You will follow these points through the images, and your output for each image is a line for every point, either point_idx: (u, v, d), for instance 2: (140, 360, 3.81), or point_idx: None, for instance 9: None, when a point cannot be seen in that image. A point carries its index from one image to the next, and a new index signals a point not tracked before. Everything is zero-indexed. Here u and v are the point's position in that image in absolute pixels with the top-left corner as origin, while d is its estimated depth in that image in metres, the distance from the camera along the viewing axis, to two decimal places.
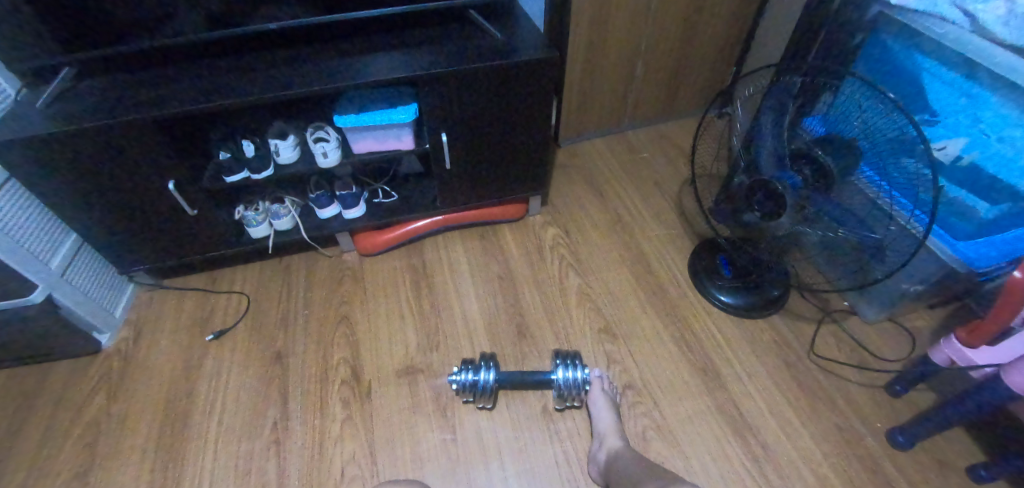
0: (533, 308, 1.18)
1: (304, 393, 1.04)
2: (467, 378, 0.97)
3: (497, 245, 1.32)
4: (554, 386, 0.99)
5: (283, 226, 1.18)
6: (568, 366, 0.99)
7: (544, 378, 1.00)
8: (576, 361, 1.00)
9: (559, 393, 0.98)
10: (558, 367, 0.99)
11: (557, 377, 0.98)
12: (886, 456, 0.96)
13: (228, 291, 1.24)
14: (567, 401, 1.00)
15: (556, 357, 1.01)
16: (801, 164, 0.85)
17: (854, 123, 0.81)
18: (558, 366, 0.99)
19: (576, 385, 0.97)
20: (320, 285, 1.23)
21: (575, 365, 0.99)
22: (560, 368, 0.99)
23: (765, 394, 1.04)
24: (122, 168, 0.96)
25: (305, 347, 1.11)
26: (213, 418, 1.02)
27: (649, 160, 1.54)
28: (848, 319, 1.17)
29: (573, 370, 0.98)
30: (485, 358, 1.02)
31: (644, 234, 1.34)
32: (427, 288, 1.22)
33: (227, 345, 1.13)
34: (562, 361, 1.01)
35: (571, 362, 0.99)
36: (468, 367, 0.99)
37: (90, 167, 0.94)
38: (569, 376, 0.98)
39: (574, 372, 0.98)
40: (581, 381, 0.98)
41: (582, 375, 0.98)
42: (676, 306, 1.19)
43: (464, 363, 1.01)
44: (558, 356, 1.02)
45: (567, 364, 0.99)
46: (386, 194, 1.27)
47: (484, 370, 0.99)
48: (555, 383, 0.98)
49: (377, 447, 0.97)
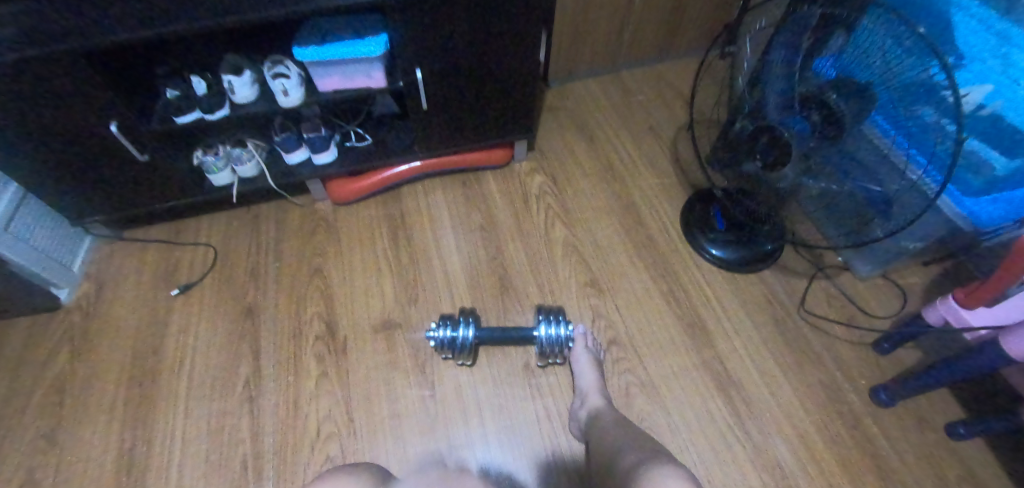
0: (517, 261, 1.13)
1: (276, 350, 1.00)
2: (446, 335, 0.93)
3: (479, 193, 1.24)
4: (536, 343, 0.95)
5: (247, 172, 1.10)
6: (551, 322, 0.95)
7: (526, 335, 0.96)
8: (559, 317, 0.96)
9: (541, 350, 0.95)
10: (540, 323, 0.95)
11: (537, 333, 0.95)
12: (867, 413, 0.96)
13: (193, 242, 1.16)
14: (549, 358, 0.97)
15: (538, 313, 0.97)
16: (811, 109, 0.77)
17: (874, 64, 0.70)
18: (540, 322, 0.95)
19: (558, 342, 0.94)
20: (291, 236, 1.16)
21: (559, 321, 0.95)
22: (543, 324, 0.95)
23: (752, 351, 1.02)
24: (56, 107, 0.85)
25: (276, 302, 1.06)
26: (183, 376, 0.98)
27: (644, 103, 1.44)
28: (841, 275, 1.13)
29: (556, 327, 0.95)
30: (464, 313, 0.98)
31: (635, 183, 1.26)
32: (404, 239, 1.16)
33: (195, 299, 1.08)
34: (545, 317, 0.96)
35: (554, 318, 0.95)
36: (446, 322, 0.95)
37: (18, 106, 0.83)
38: (553, 332, 0.94)
39: (557, 329, 0.94)
40: (566, 338, 0.94)
41: (566, 333, 0.94)
42: (666, 259, 1.14)
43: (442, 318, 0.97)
44: (541, 312, 0.98)
45: (550, 320, 0.95)
46: (358, 137, 1.17)
47: (463, 326, 0.94)
48: (537, 339, 0.95)
49: (354, 404, 0.94)
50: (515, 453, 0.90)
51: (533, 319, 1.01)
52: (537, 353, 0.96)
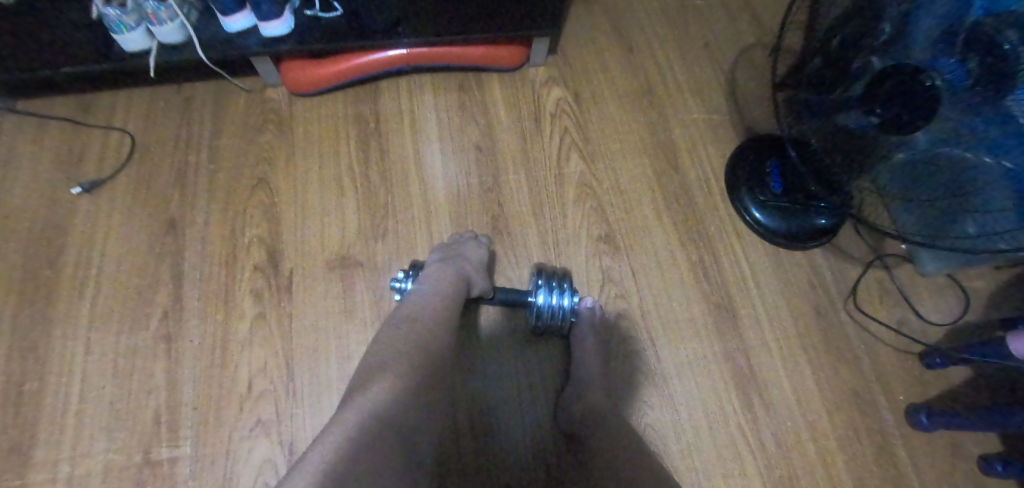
0: (518, 199, 0.90)
1: (204, 278, 0.80)
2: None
3: (479, 102, 0.97)
4: (531, 311, 0.75)
5: (169, 37, 0.82)
6: (552, 287, 0.74)
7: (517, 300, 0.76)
8: (562, 281, 0.75)
9: (537, 322, 0.76)
10: (538, 288, 0.74)
11: (532, 298, 0.75)
12: (898, 433, 0.82)
13: (105, 124, 0.90)
14: (544, 333, 0.78)
15: (538, 275, 0.76)
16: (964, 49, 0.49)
17: None
18: (538, 286, 0.75)
19: (560, 316, 0.75)
20: (231, 131, 0.90)
21: (562, 287, 0.75)
22: (542, 290, 0.74)
23: (783, 346, 0.85)
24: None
25: (207, 217, 0.83)
26: (84, 299, 0.78)
27: (703, 9, 1.12)
28: (901, 266, 0.94)
29: (559, 296, 0.75)
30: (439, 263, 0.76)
31: (677, 115, 1.00)
32: (377, 153, 0.91)
33: (104, 199, 0.85)
34: (543, 278, 0.76)
35: (558, 285, 0.75)
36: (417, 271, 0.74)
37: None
38: (554, 300, 0.74)
39: (560, 297, 0.74)
40: (569, 311, 0.75)
41: (570, 305, 0.75)
42: (700, 219, 0.92)
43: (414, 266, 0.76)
44: (539, 273, 0.77)
45: (552, 286, 0.75)
46: (324, 6, 0.87)
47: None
48: (533, 307, 0.75)
49: (295, 358, 0.76)
50: (491, 439, 0.75)
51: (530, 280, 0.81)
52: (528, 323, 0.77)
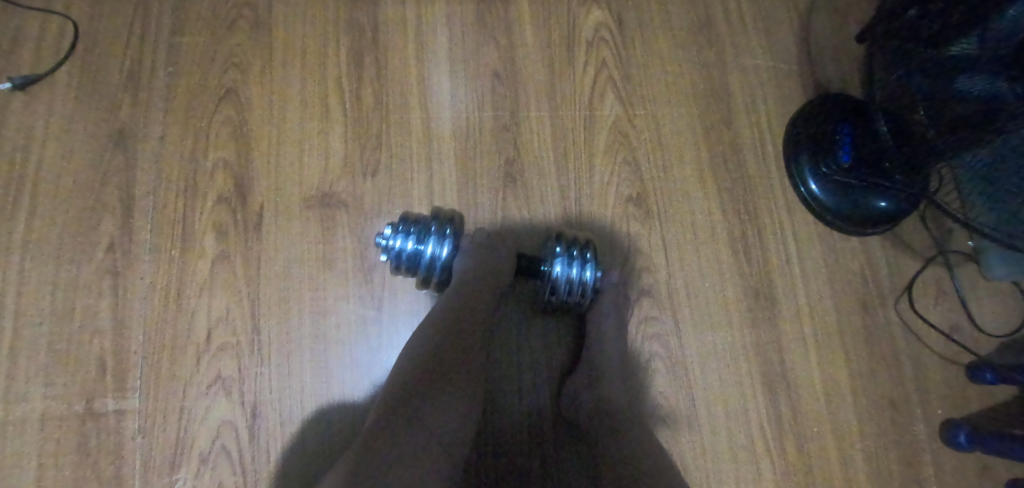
0: (538, 143, 0.75)
1: (158, 207, 0.67)
2: (406, 250, 0.60)
3: (501, 17, 0.79)
4: (544, 284, 0.62)
5: None
6: (573, 258, 0.61)
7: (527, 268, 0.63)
8: (585, 249, 0.62)
9: (551, 298, 0.63)
10: (556, 257, 0.61)
11: (548, 268, 0.61)
12: (930, 449, 0.74)
13: (42, 5, 0.73)
14: (556, 307, 0.66)
15: (556, 240, 0.62)
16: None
17: None
18: (557, 255, 0.61)
19: (577, 292, 0.62)
20: (196, 27, 0.73)
21: (584, 257, 0.62)
22: (561, 260, 0.61)
23: (821, 343, 0.75)
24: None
25: (165, 133, 0.69)
26: (16, 218, 0.66)
27: None
28: (966, 263, 0.82)
29: (580, 269, 0.61)
30: (440, 217, 0.63)
31: (737, 58, 0.83)
32: (372, 70, 0.75)
33: (40, 99, 0.70)
34: (562, 244, 0.62)
35: (581, 255, 0.61)
36: (410, 226, 0.61)
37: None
38: (574, 274, 0.61)
39: (581, 270, 0.61)
40: (591, 286, 0.62)
41: (592, 280, 0.62)
42: (748, 188, 0.78)
43: (406, 218, 0.62)
44: (558, 238, 0.63)
45: (573, 256, 0.61)
46: None
47: (436, 240, 0.60)
48: (548, 279, 0.62)
49: (262, 311, 0.66)
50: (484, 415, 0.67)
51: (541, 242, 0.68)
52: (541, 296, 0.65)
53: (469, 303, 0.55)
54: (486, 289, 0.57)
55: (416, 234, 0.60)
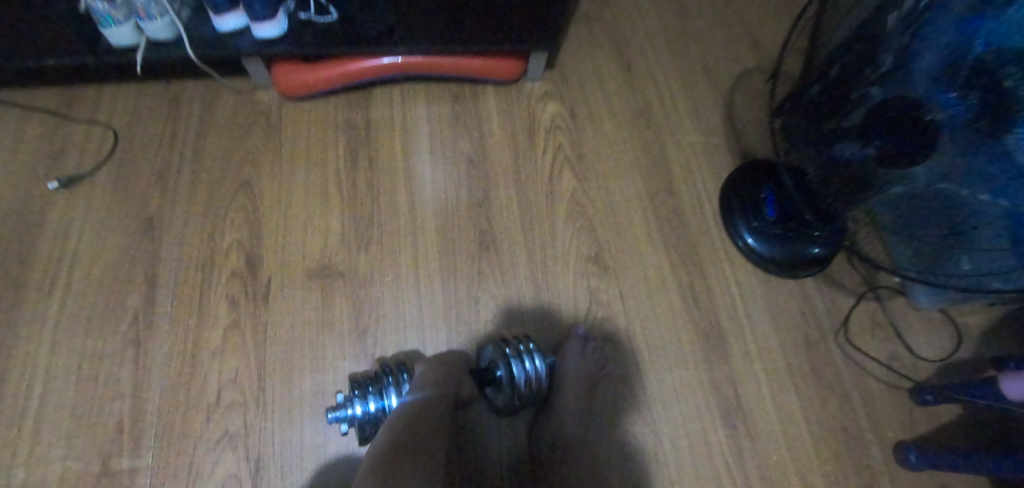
0: (507, 214, 0.88)
1: (179, 282, 0.77)
2: (366, 410, 0.63)
3: (472, 114, 0.96)
4: (507, 387, 0.68)
5: (157, 34, 0.80)
6: (523, 354, 0.68)
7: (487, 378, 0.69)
8: (529, 344, 0.70)
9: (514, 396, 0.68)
10: (508, 360, 0.68)
11: (505, 372, 0.68)
12: (887, 471, 0.80)
13: (88, 118, 0.88)
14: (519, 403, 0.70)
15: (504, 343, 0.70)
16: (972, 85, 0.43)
17: None
18: (508, 357, 0.68)
19: (535, 381, 0.68)
20: (217, 132, 0.88)
21: (531, 351, 0.69)
22: (513, 360, 0.68)
23: (772, 378, 0.83)
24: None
25: (188, 219, 0.81)
26: (54, 295, 0.75)
27: (703, 30, 1.11)
28: (894, 299, 0.92)
29: (529, 361, 0.68)
30: (394, 367, 0.68)
31: (673, 137, 0.98)
32: (365, 161, 0.89)
33: (81, 196, 0.82)
34: (509, 346, 0.70)
35: (525, 349, 0.69)
36: (363, 387, 0.65)
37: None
38: (528, 369, 0.67)
39: (532, 364, 0.68)
40: (544, 373, 0.69)
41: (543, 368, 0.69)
42: (690, 243, 0.90)
43: (357, 382, 0.66)
44: (503, 343, 0.70)
45: (519, 351, 0.69)
46: (319, 10, 0.85)
47: (394, 390, 0.65)
48: (509, 381, 0.68)
49: (269, 371, 0.73)
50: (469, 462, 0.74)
51: (484, 351, 0.74)
52: (508, 401, 0.70)
53: (438, 399, 0.60)
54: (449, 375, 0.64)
55: (371, 393, 0.64)
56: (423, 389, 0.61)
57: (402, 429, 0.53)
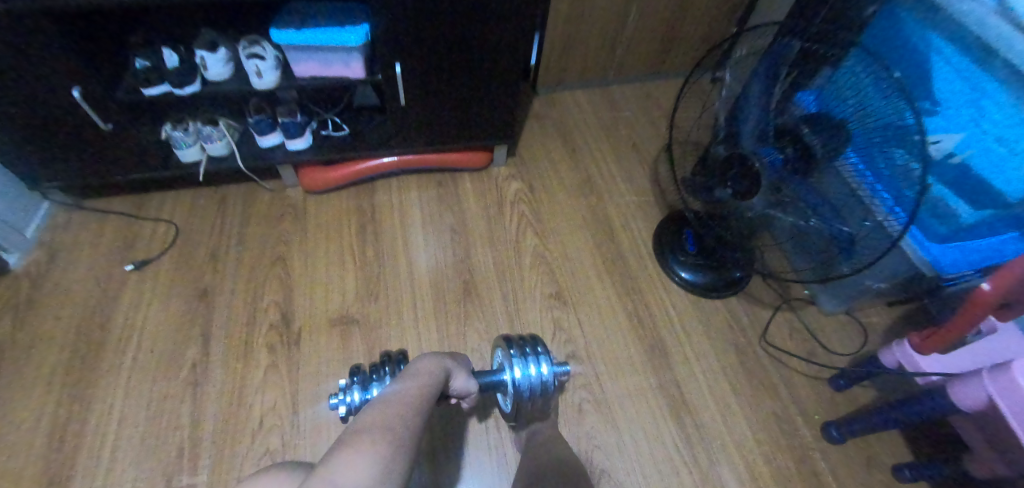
0: (485, 266, 1.11)
1: (227, 335, 0.97)
2: (362, 399, 0.65)
3: (454, 193, 1.23)
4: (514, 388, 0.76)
5: (216, 151, 1.08)
6: (529, 357, 0.76)
7: (495, 379, 0.77)
8: (535, 348, 0.77)
9: (519, 397, 0.76)
10: (515, 362, 0.75)
11: (512, 375, 0.76)
12: (816, 447, 0.96)
13: (155, 217, 1.13)
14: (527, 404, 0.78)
15: (511, 346, 0.78)
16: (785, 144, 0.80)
17: (852, 101, 0.74)
18: (516, 360, 0.76)
19: (539, 383, 0.75)
20: (257, 220, 1.13)
21: (537, 355, 0.76)
22: (521, 363, 0.75)
23: (710, 378, 1.01)
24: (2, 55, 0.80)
25: (234, 287, 1.03)
26: (128, 352, 0.95)
27: (630, 119, 1.43)
28: (806, 309, 1.13)
29: (535, 363, 0.76)
30: (394, 357, 0.70)
31: (613, 199, 1.25)
32: (373, 234, 1.14)
33: (150, 276, 1.05)
34: (517, 351, 0.77)
35: (530, 352, 0.77)
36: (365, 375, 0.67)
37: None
38: (534, 372, 0.75)
39: (539, 367, 0.75)
40: (549, 379, 0.75)
41: (548, 371, 0.75)
42: (633, 278, 1.13)
43: (360, 370, 0.69)
44: (510, 345, 0.78)
45: (525, 354, 0.76)
46: (335, 127, 1.14)
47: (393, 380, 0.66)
48: (516, 384, 0.75)
49: (300, 400, 0.91)
50: (471, 461, 0.90)
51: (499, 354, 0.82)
52: (512, 402, 0.78)
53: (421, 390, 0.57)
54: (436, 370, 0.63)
55: (370, 382, 0.66)
56: (411, 378, 0.60)
57: (403, 412, 0.51)
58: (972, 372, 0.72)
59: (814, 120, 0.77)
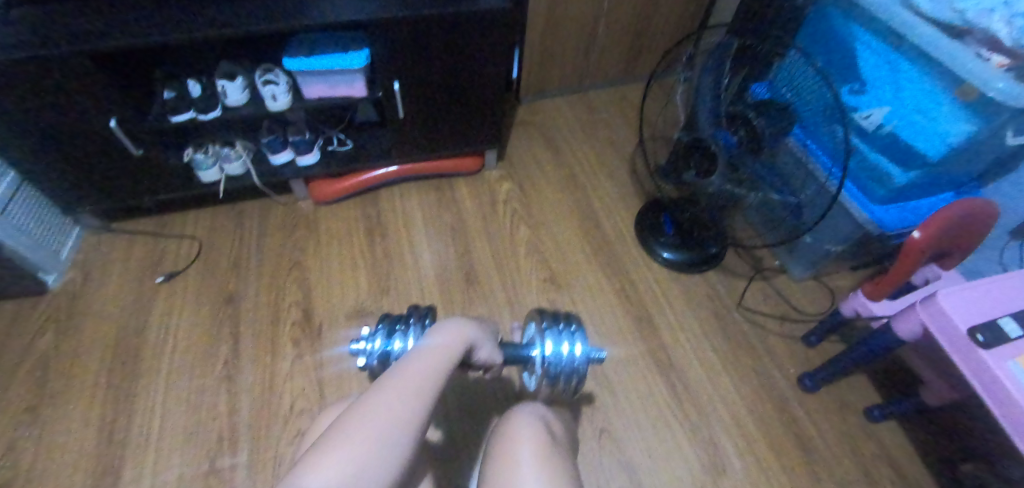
0: (484, 258, 1.22)
1: (255, 333, 1.07)
2: (383, 348, 0.67)
3: (452, 196, 1.34)
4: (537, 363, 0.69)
5: (234, 170, 1.19)
6: (560, 332, 0.67)
7: (521, 354, 0.69)
8: (569, 326, 0.68)
9: (543, 378, 0.68)
10: (544, 333, 0.68)
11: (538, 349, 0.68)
12: (794, 396, 1.06)
13: (179, 234, 1.23)
14: (554, 388, 0.69)
15: (541, 317, 0.70)
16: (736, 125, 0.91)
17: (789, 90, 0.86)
18: (545, 331, 0.68)
19: (567, 365, 0.66)
20: (274, 231, 1.24)
21: (569, 331, 0.68)
22: (550, 334, 0.68)
23: (695, 343, 1.12)
24: (51, 92, 0.92)
25: (258, 291, 1.13)
26: (165, 354, 1.04)
27: (607, 121, 1.56)
28: (777, 277, 1.25)
29: (565, 341, 0.67)
30: (421, 310, 0.73)
31: (597, 192, 1.38)
32: (380, 237, 1.25)
33: (179, 286, 1.14)
34: (547, 323, 0.70)
35: (561, 328, 0.68)
36: (390, 326, 0.69)
37: (5, 88, 0.88)
38: (565, 351, 0.66)
39: (570, 346, 0.66)
40: (582, 361, 0.66)
41: (582, 352, 0.66)
42: (620, 260, 1.24)
43: (387, 319, 0.70)
44: (542, 317, 0.71)
45: (555, 329, 0.68)
46: (340, 142, 1.25)
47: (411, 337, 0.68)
48: (541, 361, 0.67)
49: (326, 384, 1.01)
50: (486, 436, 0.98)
51: (529, 325, 0.75)
52: (535, 381, 0.71)
53: (433, 364, 0.56)
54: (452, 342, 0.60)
55: (393, 331, 0.68)
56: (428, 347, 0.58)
57: (390, 412, 0.50)
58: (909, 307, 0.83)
59: (763, 108, 0.88)
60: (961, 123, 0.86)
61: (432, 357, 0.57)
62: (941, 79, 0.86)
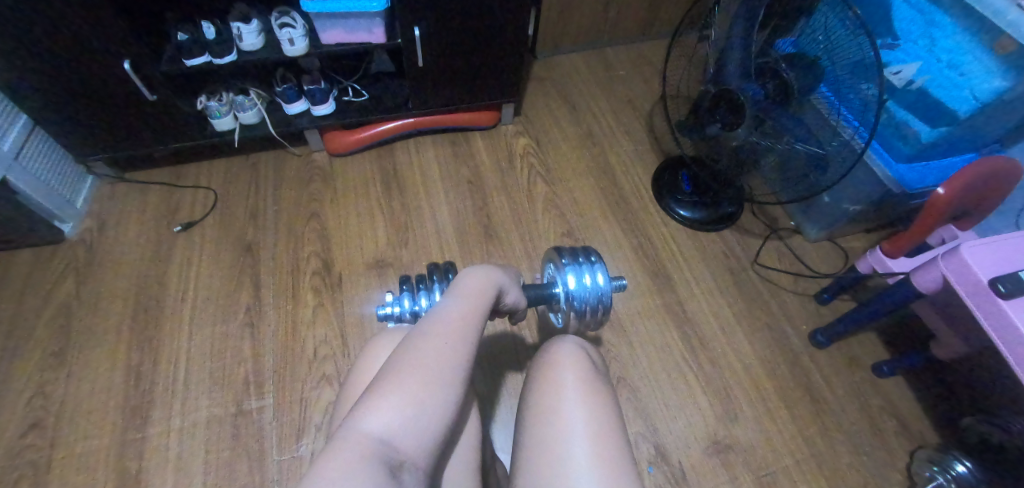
0: (501, 213, 1.22)
1: (275, 282, 1.08)
2: (411, 308, 0.67)
3: (468, 151, 1.33)
4: (563, 300, 0.70)
5: (248, 119, 1.17)
6: (581, 265, 0.69)
7: (546, 293, 0.70)
8: (588, 258, 0.70)
9: (570, 313, 0.70)
10: (565, 268, 0.70)
11: (562, 284, 0.70)
12: (806, 352, 1.08)
13: (194, 185, 1.22)
14: (580, 322, 0.71)
15: (561, 255, 0.72)
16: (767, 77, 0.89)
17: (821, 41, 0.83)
18: (566, 266, 0.70)
19: (592, 297, 0.68)
20: (289, 183, 1.23)
21: (590, 264, 0.70)
22: (572, 268, 0.70)
23: (710, 300, 1.14)
24: (63, 31, 0.89)
25: (276, 241, 1.13)
26: (187, 302, 1.05)
27: (624, 78, 1.53)
28: (792, 237, 1.26)
29: (586, 273, 0.69)
30: (441, 266, 0.72)
31: (614, 150, 1.36)
32: (397, 191, 1.24)
33: (196, 236, 1.14)
34: (568, 260, 0.71)
35: (580, 261, 0.70)
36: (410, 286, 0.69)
37: (17, 25, 0.85)
38: (591, 283, 0.68)
39: (594, 277, 0.68)
40: (606, 290, 0.68)
41: (604, 280, 0.68)
42: (637, 217, 1.24)
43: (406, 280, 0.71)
44: (561, 255, 0.72)
45: (576, 263, 0.70)
46: (355, 93, 1.24)
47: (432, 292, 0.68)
48: (567, 297, 0.69)
49: (347, 332, 1.02)
50: (508, 390, 0.99)
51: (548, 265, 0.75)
52: (563, 316, 0.73)
53: (473, 307, 0.54)
54: (486, 285, 0.57)
55: (418, 291, 0.69)
56: (464, 291, 0.55)
57: (439, 356, 0.47)
58: (931, 260, 0.83)
59: (792, 59, 0.86)
60: (993, 79, 0.85)
61: (470, 301, 0.54)
62: (979, 34, 0.85)
